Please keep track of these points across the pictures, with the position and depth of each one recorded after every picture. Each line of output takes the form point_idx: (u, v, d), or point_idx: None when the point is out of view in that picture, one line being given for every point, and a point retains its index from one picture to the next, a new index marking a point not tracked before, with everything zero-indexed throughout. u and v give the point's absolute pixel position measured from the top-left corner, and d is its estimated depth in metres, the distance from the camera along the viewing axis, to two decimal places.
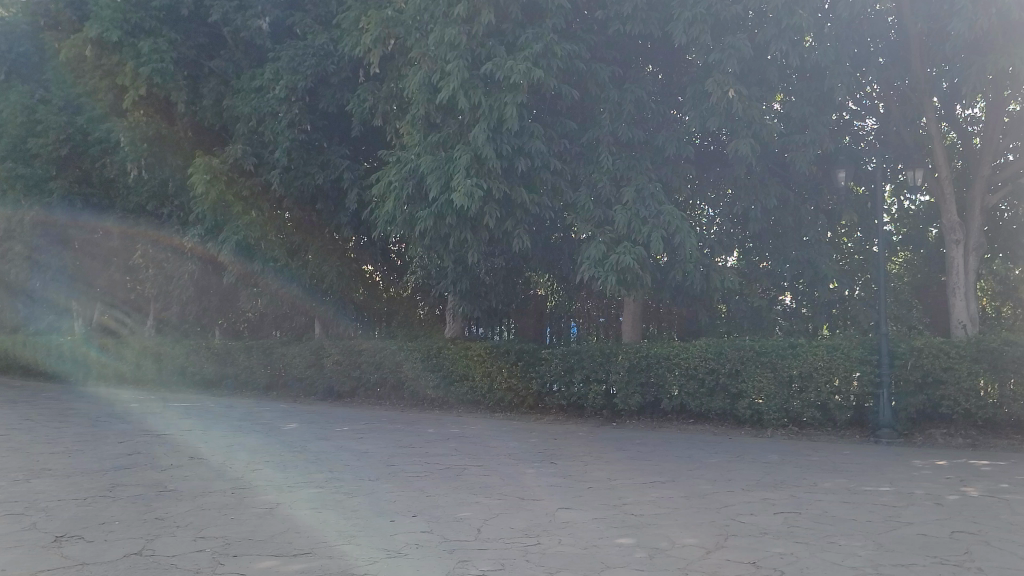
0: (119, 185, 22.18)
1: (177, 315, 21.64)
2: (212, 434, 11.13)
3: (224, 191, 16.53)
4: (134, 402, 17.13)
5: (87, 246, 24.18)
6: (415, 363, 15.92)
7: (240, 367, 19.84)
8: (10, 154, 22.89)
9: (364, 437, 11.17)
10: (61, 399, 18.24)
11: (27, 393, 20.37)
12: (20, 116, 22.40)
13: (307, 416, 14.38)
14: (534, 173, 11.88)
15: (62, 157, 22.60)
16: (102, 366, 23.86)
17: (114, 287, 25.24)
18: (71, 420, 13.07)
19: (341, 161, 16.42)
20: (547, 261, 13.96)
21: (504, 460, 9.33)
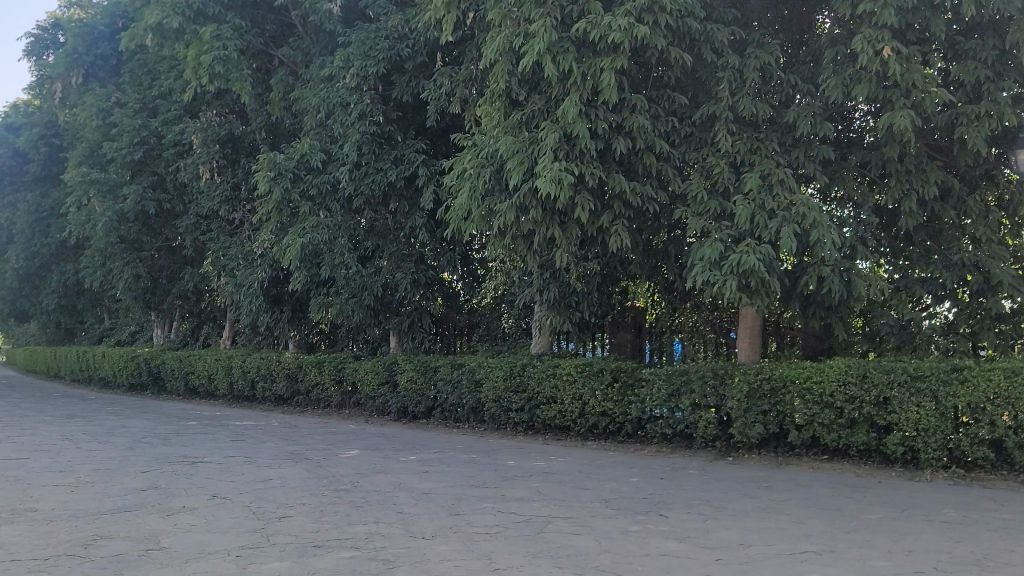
0: (192, 190, 21.20)
1: (250, 326, 20.41)
2: (256, 464, 9.53)
3: (290, 190, 15.17)
4: (194, 420, 15.74)
5: (163, 255, 23.27)
6: (495, 383, 14.04)
7: (311, 383, 18.39)
8: (87, 159, 22.44)
9: (430, 471, 9.39)
10: (120, 414, 17.02)
11: (93, 406, 19.29)
12: (96, 120, 21.92)
13: (373, 441, 12.71)
14: (636, 157, 9.96)
15: (137, 161, 21.78)
16: (176, 380, 22.82)
17: (191, 297, 24.31)
18: (112, 441, 11.73)
19: (416, 156, 14.84)
20: (648, 264, 11.97)
21: (599, 509, 7.37)
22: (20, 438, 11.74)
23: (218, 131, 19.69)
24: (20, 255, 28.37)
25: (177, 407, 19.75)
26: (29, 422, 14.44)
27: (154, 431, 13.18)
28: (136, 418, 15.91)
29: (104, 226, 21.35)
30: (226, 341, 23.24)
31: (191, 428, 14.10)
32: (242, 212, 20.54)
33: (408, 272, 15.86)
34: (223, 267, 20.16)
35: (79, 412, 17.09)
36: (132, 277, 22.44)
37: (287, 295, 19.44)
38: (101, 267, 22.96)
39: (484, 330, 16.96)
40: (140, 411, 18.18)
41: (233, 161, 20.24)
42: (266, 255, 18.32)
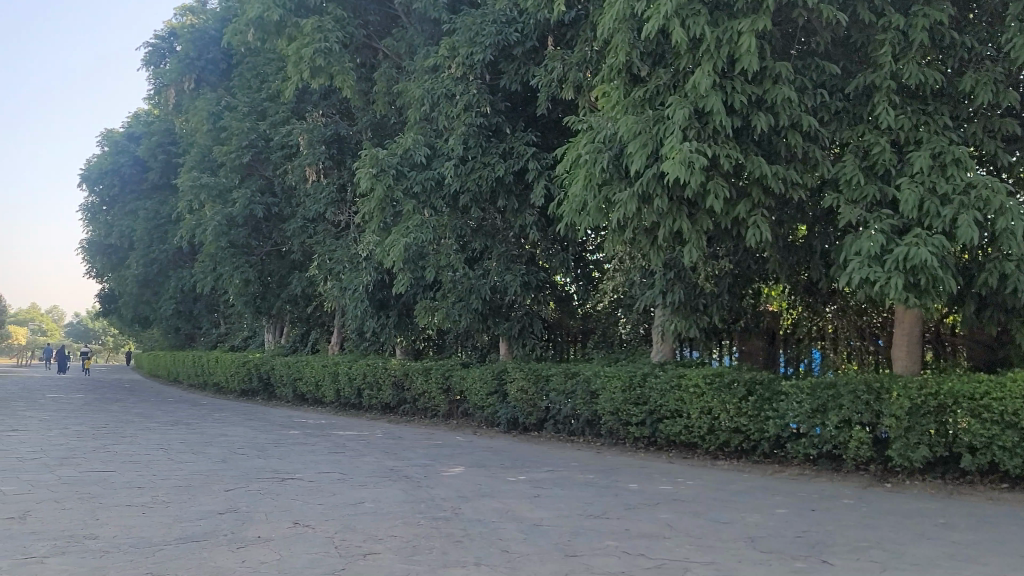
0: (300, 193, 20.85)
1: (357, 331, 19.85)
2: (350, 482, 8.62)
3: (393, 188, 14.37)
4: (296, 429, 15.14)
5: (272, 260, 23.04)
6: (613, 393, 12.85)
7: (417, 391, 17.61)
8: (199, 164, 22.48)
9: (542, 496, 8.28)
10: (225, 421, 16.62)
11: (202, 412, 19.06)
12: (207, 124, 21.91)
13: (480, 456, 11.69)
14: (779, 136, 8.64)
15: (246, 165, 21.61)
16: (284, 387, 22.51)
17: (300, 302, 24.02)
18: (206, 451, 11.11)
19: (526, 149, 13.81)
20: (788, 262, 10.57)
21: (745, 552, 6.12)
22: (115, 447, 11.25)
23: (324, 132, 19.22)
24: (140, 261, 28.87)
25: (283, 415, 19.32)
26: (132, 429, 14.08)
27: (253, 442, 12.55)
28: (240, 425, 15.44)
29: (214, 230, 21.22)
30: (334, 346, 22.81)
31: (293, 438, 13.44)
32: (348, 214, 20.00)
33: (518, 274, 14.85)
34: (330, 271, 19.64)
35: (186, 419, 16.79)
36: (241, 282, 22.26)
37: (393, 300, 18.75)
38: (212, 272, 22.91)
39: (599, 336, 15.80)
40: (247, 418, 17.76)
41: (339, 161, 19.74)
42: (372, 258, 17.67)
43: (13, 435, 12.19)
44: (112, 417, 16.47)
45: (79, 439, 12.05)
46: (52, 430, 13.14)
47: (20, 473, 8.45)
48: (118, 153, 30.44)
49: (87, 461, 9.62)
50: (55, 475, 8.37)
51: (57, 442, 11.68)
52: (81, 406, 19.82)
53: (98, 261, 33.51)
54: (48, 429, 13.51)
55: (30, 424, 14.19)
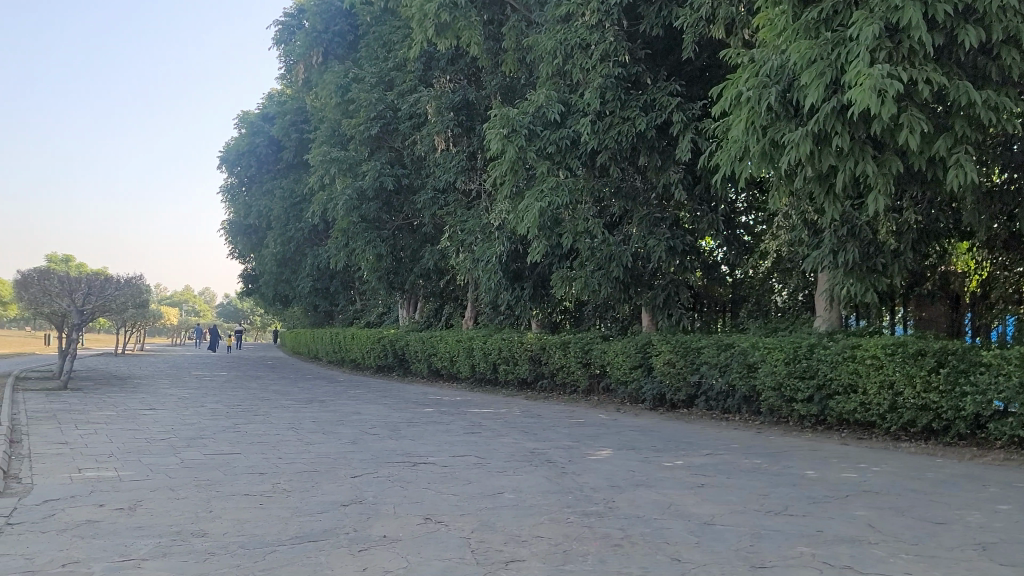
0: (430, 164, 20.25)
1: (492, 303, 19.16)
2: (488, 467, 7.75)
3: (525, 149, 13.37)
4: (431, 407, 14.53)
5: (404, 234, 22.59)
6: (774, 366, 11.54)
7: (555, 366, 16.71)
8: (329, 140, 22.24)
9: (707, 485, 7.15)
10: (360, 398, 16.24)
11: (338, 389, 18.85)
12: (335, 98, 21.60)
13: (628, 437, 10.64)
14: (992, 56, 7.14)
15: (375, 137, 21.15)
16: (419, 362, 22.11)
17: (433, 276, 23.52)
18: (338, 431, 10.53)
19: (669, 99, 12.56)
20: (988, 209, 9.00)
21: (979, 566, 4.84)
22: (247, 426, 10.84)
23: (452, 98, 18.46)
24: (277, 241, 29.19)
25: (418, 391, 18.83)
26: (268, 407, 13.81)
27: (387, 421, 11.93)
28: (374, 403, 14.97)
29: (345, 204, 20.90)
30: (468, 320, 22.19)
31: (429, 416, 12.77)
32: (479, 183, 19.22)
33: (662, 238, 13.66)
34: (462, 243, 18.94)
35: (322, 396, 16.49)
36: (374, 257, 21.92)
37: (527, 270, 17.88)
38: (345, 248, 22.69)
39: (752, 304, 14.44)
40: (381, 395, 17.34)
41: (469, 128, 18.96)
42: (505, 226, 16.85)
43: (151, 414, 12.03)
44: (249, 395, 16.34)
45: (215, 418, 11.76)
46: (189, 409, 12.97)
47: (145, 456, 8.03)
48: (254, 134, 30.79)
49: (217, 442, 9.17)
50: (179, 458, 7.90)
51: (191, 420, 11.40)
52: (224, 383, 19.97)
53: (239, 242, 34.21)
54: (186, 407, 13.37)
55: (170, 402, 14.13)
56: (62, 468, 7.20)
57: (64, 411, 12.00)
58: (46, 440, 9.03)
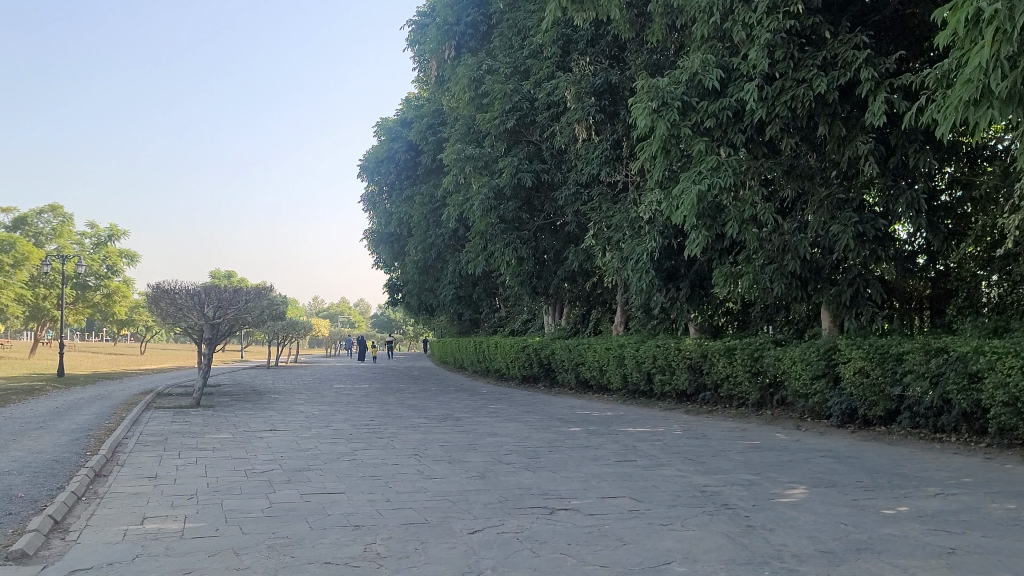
0: (571, 157, 18.64)
1: (644, 305, 17.32)
2: (646, 518, 5.94)
3: (679, 125, 11.44)
4: (579, 425, 12.83)
5: (546, 234, 21.03)
6: (1007, 375, 9.15)
7: (719, 375, 14.66)
8: (464, 138, 21.01)
9: (961, 551, 5.07)
10: (502, 414, 14.75)
11: (480, 403, 17.50)
12: (468, 92, 20.34)
13: (821, 467, 8.54)
14: None
15: (511, 131, 19.71)
16: (567, 372, 20.49)
17: (579, 279, 21.84)
18: (468, 459, 8.97)
19: (854, 54, 10.35)
20: None
21: None
22: (364, 454, 9.45)
23: (593, 82, 16.77)
24: (418, 248, 28.35)
25: (566, 405, 17.17)
26: (398, 426, 12.48)
27: (524, 445, 10.29)
28: (515, 420, 13.41)
29: (482, 205, 19.54)
30: (618, 326, 20.35)
31: (575, 438, 11.04)
32: (625, 174, 17.43)
33: (848, 223, 11.40)
34: (609, 242, 17.18)
35: (460, 412, 15.12)
36: (516, 261, 20.47)
37: (683, 269, 15.93)
38: (484, 251, 21.38)
39: (961, 300, 11.99)
40: (525, 410, 15.76)
41: (612, 114, 17.19)
42: (656, 219, 15.01)
43: (268, 437, 10.88)
44: (383, 411, 15.11)
45: (335, 442, 10.47)
46: (312, 430, 11.79)
47: (230, 497, 6.69)
48: (392, 141, 30.13)
49: (322, 476, 7.78)
50: (268, 502, 6.50)
51: (307, 446, 10.14)
52: (362, 397, 18.96)
53: (382, 251, 33.73)
54: (309, 427, 12.20)
55: (296, 421, 13.04)
56: (125, 518, 5.91)
57: (179, 436, 11.03)
58: (135, 474, 7.90)
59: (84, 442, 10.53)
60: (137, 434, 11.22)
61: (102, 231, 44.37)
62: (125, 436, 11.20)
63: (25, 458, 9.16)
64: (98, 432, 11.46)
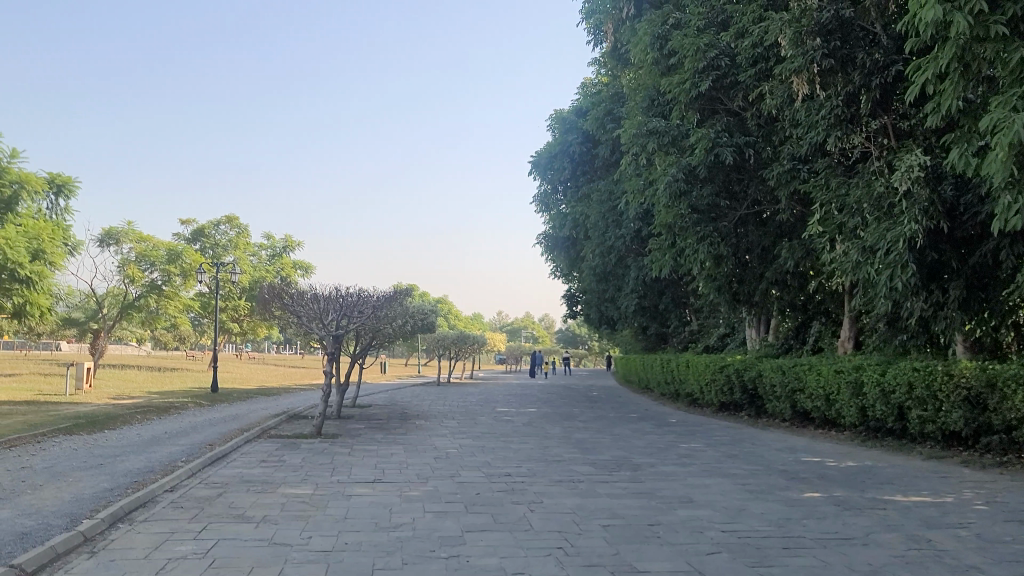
0: (785, 124, 14.50)
1: (894, 312, 12.90)
2: None
3: (985, 20, 7.17)
4: (816, 485, 8.70)
5: (750, 227, 16.86)
6: None
7: (1018, 414, 10.08)
8: (648, 111, 17.26)
9: None
10: (697, 460, 10.83)
11: (668, 439, 13.64)
12: (652, 52, 16.62)
13: None
14: None
15: (708, 97, 15.73)
16: (778, 398, 16.21)
17: (791, 284, 17.49)
18: (647, 569, 5.18)
19: None
20: None
21: None
22: (476, 542, 5.84)
23: (817, 16, 12.62)
24: (595, 252, 24.81)
25: (783, 446, 12.92)
26: (548, 479, 8.84)
27: (739, 532, 6.34)
28: (719, 473, 9.46)
29: (669, 190, 15.65)
30: (845, 343, 15.91)
31: (818, 518, 6.97)
32: (863, 139, 13.13)
33: None
34: (843, 230, 12.86)
35: (641, 455, 11.30)
36: (711, 261, 16.40)
37: (955, 263, 11.49)
38: (672, 249, 17.47)
39: None
40: (729, 453, 11.66)
41: (844, 61, 12.99)
42: (919, 192, 10.83)
43: (357, 498, 7.50)
44: (539, 451, 11.50)
45: (445, 511, 6.95)
46: (426, 485, 8.33)
47: None
48: (565, 132, 26.71)
49: None
50: None
51: (401, 517, 6.68)
52: (523, 427, 15.42)
53: (558, 257, 30.52)
54: (427, 478, 8.76)
55: (415, 467, 9.65)
56: None
57: (237, 490, 7.84)
58: None
59: (111, 496, 7.59)
60: (191, 482, 8.16)
61: (278, 241, 43.74)
62: (176, 484, 8.16)
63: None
64: (149, 478, 8.50)
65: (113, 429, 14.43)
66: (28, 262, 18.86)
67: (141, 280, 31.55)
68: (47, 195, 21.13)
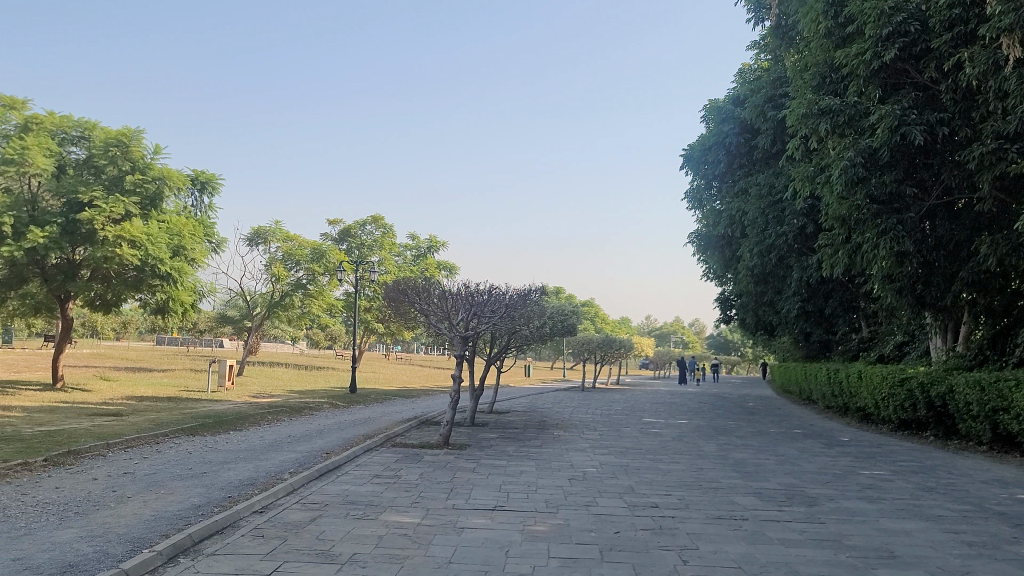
0: (989, 95, 12.28)
1: None
2: None
3: None
4: None
5: (940, 220, 14.61)
6: None
7: None
8: (819, 89, 15.27)
9: None
10: (888, 494, 8.91)
11: (844, 464, 11.68)
12: (825, 21, 14.65)
13: None
14: None
15: (893, 69, 13.64)
16: (974, 418, 13.89)
17: (989, 285, 15.08)
18: None
19: None
20: None
21: None
22: None
23: None
24: (752, 251, 22.78)
25: (990, 478, 10.72)
26: (703, 514, 7.24)
27: None
28: (921, 514, 7.58)
29: (845, 177, 13.62)
30: None
31: None
32: None
33: None
34: None
35: (815, 483, 9.49)
36: (893, 259, 14.23)
37: None
38: (844, 245, 15.38)
39: None
40: (926, 486, 9.64)
41: None
42: None
43: (470, 532, 6.19)
44: (692, 474, 9.87)
45: (574, 558, 5.50)
46: (554, 517, 6.91)
47: None
48: (721, 123, 24.77)
49: None
50: None
51: (519, 564, 5.30)
52: (672, 442, 13.80)
53: (711, 258, 28.55)
54: (557, 507, 7.36)
55: (545, 490, 8.26)
56: None
57: (333, 515, 6.68)
58: None
59: (194, 515, 6.61)
60: (287, 503, 7.10)
61: (423, 242, 43.65)
62: (269, 504, 7.11)
63: (29, 557, 5.21)
64: (244, 493, 7.52)
65: (238, 430, 13.85)
66: (168, 257, 19.09)
67: (286, 279, 31.65)
68: (190, 192, 21.28)
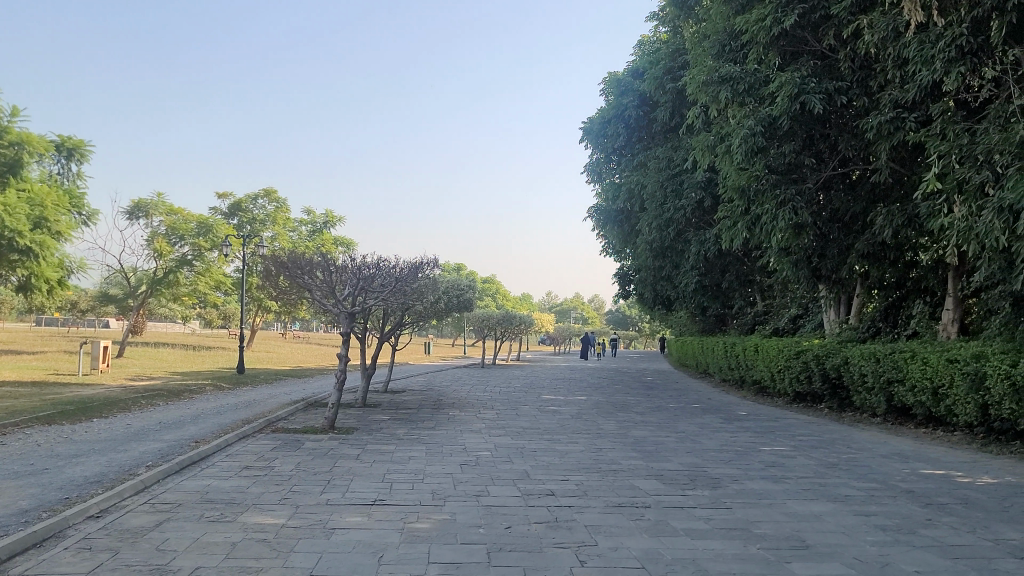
0: (887, 64, 12.07)
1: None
2: None
3: None
4: (966, 518, 6.39)
5: (837, 191, 14.47)
6: None
7: None
8: (719, 57, 14.88)
9: None
10: (792, 472, 8.55)
11: (745, 439, 11.36)
12: None
13: None
14: None
15: (792, 36, 13.33)
16: (868, 390, 13.88)
17: (883, 258, 15.09)
18: None
19: None
20: None
21: None
22: None
23: None
24: (652, 224, 22.49)
25: (889, 452, 10.55)
26: (603, 503, 6.66)
27: None
28: (828, 494, 7.19)
29: (745, 146, 13.28)
30: (950, 327, 13.54)
31: None
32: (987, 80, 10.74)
33: None
34: (963, 188, 10.51)
35: (718, 462, 9.06)
36: (791, 231, 14.04)
37: None
38: (743, 217, 15.14)
39: None
40: (829, 462, 9.35)
41: None
42: None
43: (341, 535, 5.42)
44: (591, 456, 9.31)
45: (457, 563, 4.81)
46: (439, 512, 6.20)
47: None
48: (620, 95, 24.32)
49: None
50: None
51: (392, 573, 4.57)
52: (571, 420, 13.28)
53: (610, 232, 28.25)
54: (444, 500, 6.65)
55: (433, 480, 7.54)
56: None
57: (184, 518, 5.81)
58: None
59: (14, 523, 5.63)
60: (132, 505, 6.17)
61: (318, 217, 42.09)
62: (111, 506, 6.17)
63: None
64: (84, 494, 6.54)
65: (103, 418, 12.65)
66: (28, 229, 17.28)
67: (169, 255, 29.76)
68: (51, 160, 19.35)
